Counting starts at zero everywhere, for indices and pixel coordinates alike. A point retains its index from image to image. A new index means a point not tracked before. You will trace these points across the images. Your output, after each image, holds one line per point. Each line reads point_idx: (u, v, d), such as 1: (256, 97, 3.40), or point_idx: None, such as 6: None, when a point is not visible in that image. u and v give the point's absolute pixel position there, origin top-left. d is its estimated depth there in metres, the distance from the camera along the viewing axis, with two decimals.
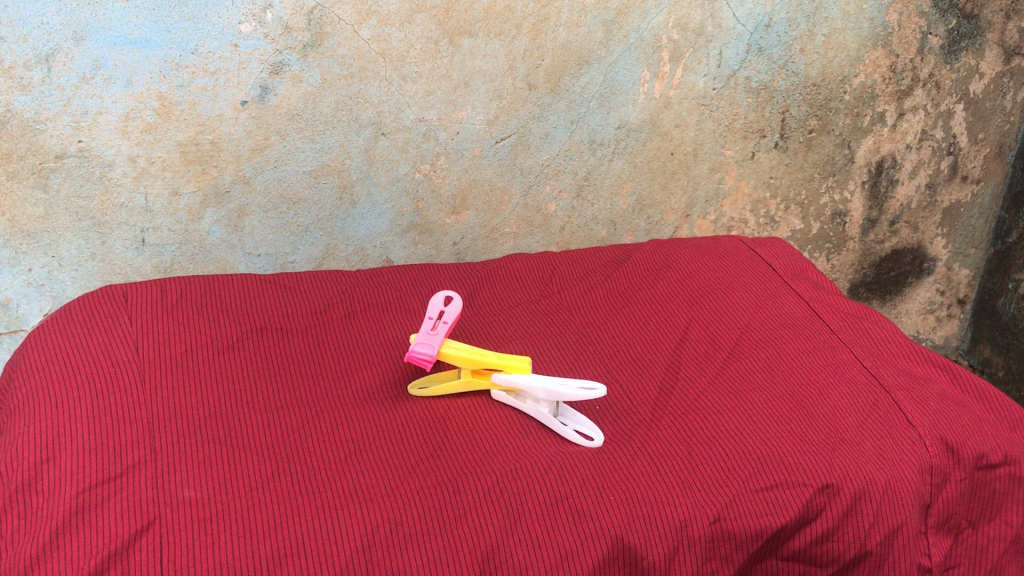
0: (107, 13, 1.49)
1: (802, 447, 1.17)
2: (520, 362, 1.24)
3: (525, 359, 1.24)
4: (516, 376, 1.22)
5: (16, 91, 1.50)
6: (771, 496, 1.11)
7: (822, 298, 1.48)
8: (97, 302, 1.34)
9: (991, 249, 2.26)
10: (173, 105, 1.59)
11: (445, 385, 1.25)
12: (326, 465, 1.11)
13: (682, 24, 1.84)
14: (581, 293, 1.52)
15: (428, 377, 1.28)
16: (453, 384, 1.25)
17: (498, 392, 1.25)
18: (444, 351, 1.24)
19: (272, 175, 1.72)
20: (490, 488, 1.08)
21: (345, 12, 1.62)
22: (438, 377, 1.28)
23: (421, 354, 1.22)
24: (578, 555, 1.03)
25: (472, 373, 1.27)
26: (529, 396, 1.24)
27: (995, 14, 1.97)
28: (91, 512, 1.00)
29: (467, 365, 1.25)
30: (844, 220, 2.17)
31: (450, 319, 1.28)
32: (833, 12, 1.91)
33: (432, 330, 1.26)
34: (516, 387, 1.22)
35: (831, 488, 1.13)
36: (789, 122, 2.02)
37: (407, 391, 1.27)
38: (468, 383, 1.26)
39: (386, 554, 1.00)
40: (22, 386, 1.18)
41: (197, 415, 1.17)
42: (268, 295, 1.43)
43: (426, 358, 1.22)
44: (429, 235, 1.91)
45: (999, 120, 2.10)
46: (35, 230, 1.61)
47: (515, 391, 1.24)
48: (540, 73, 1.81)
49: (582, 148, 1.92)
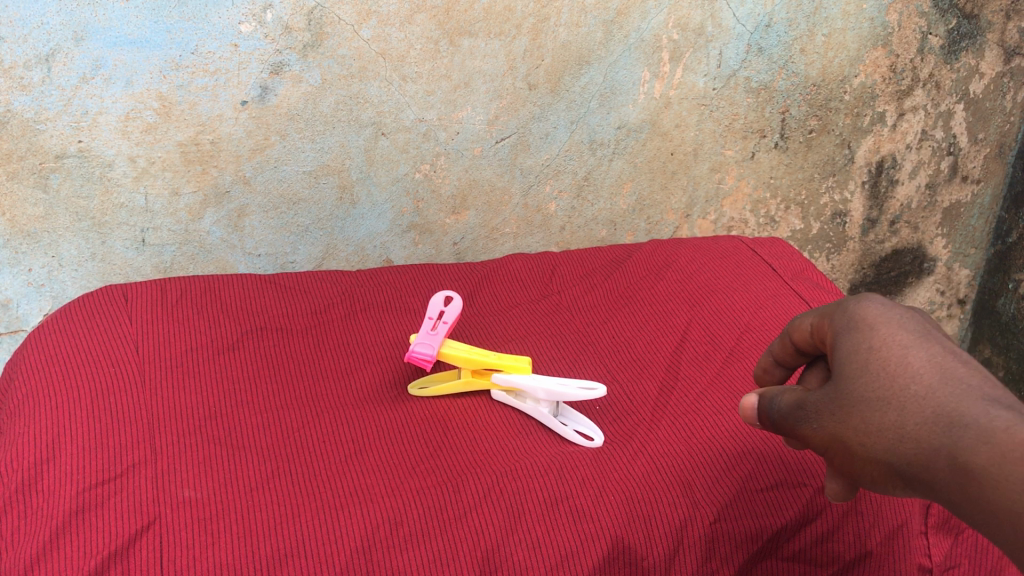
0: (107, 13, 1.49)
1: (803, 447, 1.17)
2: (520, 362, 1.24)
3: (525, 359, 1.24)
4: (516, 376, 1.22)
5: (16, 91, 1.49)
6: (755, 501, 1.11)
7: (823, 298, 1.48)
8: (98, 302, 1.34)
9: (991, 249, 2.26)
10: (173, 105, 1.59)
11: (445, 385, 1.25)
12: (326, 466, 1.10)
13: (682, 24, 1.84)
14: (581, 293, 1.52)
15: (428, 376, 1.28)
16: (453, 384, 1.25)
17: (498, 392, 1.25)
18: (444, 351, 1.24)
19: (272, 175, 1.72)
20: (491, 488, 1.08)
21: (346, 12, 1.62)
22: (438, 377, 1.28)
23: (421, 354, 1.22)
24: (578, 555, 1.03)
25: (472, 373, 1.27)
26: (529, 396, 1.24)
27: (994, 14, 1.97)
28: (90, 512, 1.00)
29: (467, 365, 1.25)
30: (844, 220, 2.17)
31: (451, 319, 1.28)
32: (834, 12, 1.91)
33: (431, 330, 1.26)
34: (516, 387, 1.22)
35: None
36: (789, 122, 2.02)
37: (407, 391, 1.27)
38: (469, 383, 1.25)
39: (385, 554, 1.00)
40: (22, 387, 1.18)
41: (196, 415, 1.17)
42: (268, 295, 1.43)
43: (426, 358, 1.22)
44: (429, 235, 1.91)
45: (999, 120, 2.10)
46: (36, 230, 1.61)
47: (515, 391, 1.24)
48: (540, 73, 1.81)
49: (582, 148, 1.92)
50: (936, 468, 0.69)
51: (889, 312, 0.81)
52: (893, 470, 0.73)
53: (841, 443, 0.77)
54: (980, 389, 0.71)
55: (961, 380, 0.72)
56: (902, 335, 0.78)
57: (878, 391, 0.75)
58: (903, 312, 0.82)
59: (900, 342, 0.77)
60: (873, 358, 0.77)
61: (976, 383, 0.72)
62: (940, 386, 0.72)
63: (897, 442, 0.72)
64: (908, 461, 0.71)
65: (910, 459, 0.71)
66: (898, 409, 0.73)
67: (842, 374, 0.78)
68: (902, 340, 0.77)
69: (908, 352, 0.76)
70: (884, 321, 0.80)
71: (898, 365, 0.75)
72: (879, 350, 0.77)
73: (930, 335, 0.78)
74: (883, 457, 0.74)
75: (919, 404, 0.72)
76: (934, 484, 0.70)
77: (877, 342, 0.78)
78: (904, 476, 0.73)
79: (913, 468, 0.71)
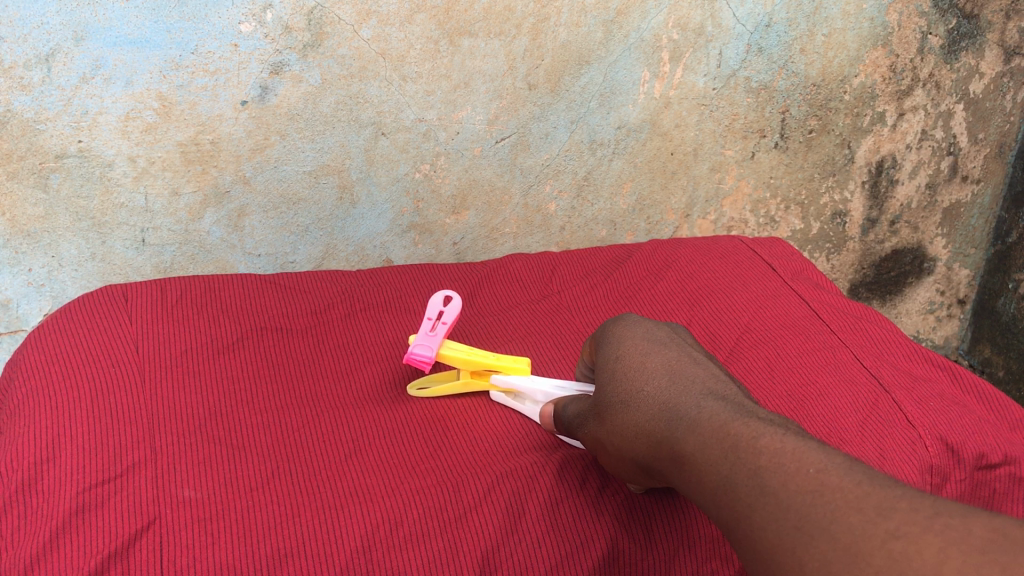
0: (107, 13, 1.49)
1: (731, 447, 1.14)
2: (519, 363, 1.26)
3: (525, 361, 1.25)
4: (516, 377, 1.24)
5: (16, 91, 1.49)
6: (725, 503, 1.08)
7: (822, 298, 1.48)
8: (98, 302, 1.33)
9: (991, 249, 2.26)
10: (173, 105, 1.59)
11: (445, 385, 1.25)
12: (326, 465, 1.11)
13: (681, 24, 1.84)
14: (581, 293, 1.52)
15: (427, 376, 1.28)
16: (453, 385, 1.25)
17: (497, 393, 1.25)
18: (442, 352, 1.25)
19: (272, 175, 1.72)
20: (490, 487, 1.08)
21: (345, 11, 1.62)
22: (437, 378, 1.28)
23: (420, 356, 1.22)
24: (577, 555, 1.04)
25: (471, 375, 1.27)
26: (527, 398, 1.24)
27: (995, 14, 1.96)
28: (91, 512, 1.00)
29: (466, 366, 1.25)
30: (844, 220, 2.18)
31: (450, 319, 1.27)
32: (834, 12, 1.91)
33: (429, 331, 1.25)
34: (516, 389, 1.24)
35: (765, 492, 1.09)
36: (789, 122, 2.02)
37: (407, 391, 1.26)
38: (469, 383, 1.26)
39: (385, 554, 1.00)
40: (22, 386, 1.18)
41: (196, 415, 1.17)
42: (267, 295, 1.43)
43: (425, 359, 1.22)
44: (429, 235, 1.91)
45: (999, 120, 2.09)
46: (35, 230, 1.61)
47: (513, 392, 1.24)
48: (540, 73, 1.81)
49: (581, 148, 1.92)
50: (661, 450, 0.87)
51: (642, 332, 1.06)
52: (637, 457, 0.93)
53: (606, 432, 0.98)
54: (691, 386, 0.92)
55: (682, 379, 0.94)
56: (644, 347, 1.02)
57: (622, 389, 0.97)
58: (654, 331, 1.06)
59: (642, 353, 1.01)
60: (620, 365, 1.01)
61: (693, 382, 0.92)
62: (663, 383, 0.94)
63: (636, 428, 0.92)
64: (645, 446, 0.89)
65: (644, 444, 0.90)
66: (633, 403, 0.94)
67: (603, 378, 1.03)
68: (642, 352, 1.01)
69: (646, 358, 0.99)
70: (634, 337, 1.05)
71: (638, 369, 0.98)
72: (622, 358, 1.02)
73: (668, 347, 1.02)
74: (631, 443, 0.93)
75: (646, 399, 0.93)
76: (665, 466, 0.86)
77: (620, 352, 1.03)
78: (641, 455, 0.92)
79: (649, 450, 0.89)
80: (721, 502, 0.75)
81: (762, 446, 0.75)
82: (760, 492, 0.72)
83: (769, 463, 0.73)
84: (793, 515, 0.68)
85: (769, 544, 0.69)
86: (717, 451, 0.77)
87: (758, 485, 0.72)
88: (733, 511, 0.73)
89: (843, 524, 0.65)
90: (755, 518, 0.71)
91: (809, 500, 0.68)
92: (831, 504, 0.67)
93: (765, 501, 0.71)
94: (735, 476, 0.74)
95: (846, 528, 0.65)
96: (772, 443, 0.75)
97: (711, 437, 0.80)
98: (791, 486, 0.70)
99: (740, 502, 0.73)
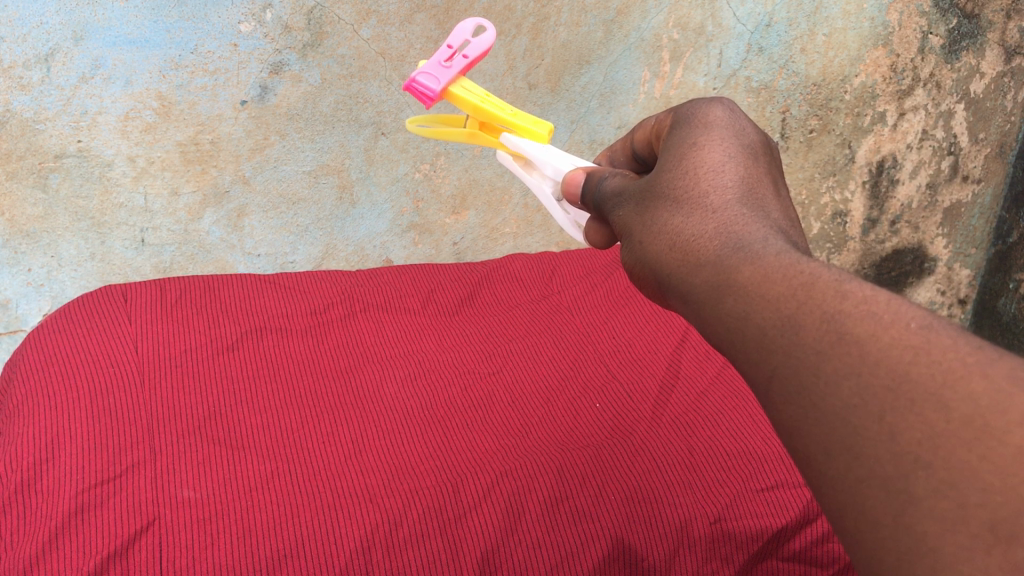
0: (107, 12, 1.49)
1: (730, 442, 1.18)
2: (538, 128, 0.95)
3: (546, 125, 0.94)
4: (527, 142, 0.95)
5: (16, 91, 1.49)
6: (725, 505, 1.10)
7: None
8: (96, 302, 1.33)
9: (992, 249, 2.22)
10: (173, 105, 1.59)
11: (443, 130, 1.00)
12: (326, 465, 1.10)
13: (682, 23, 1.85)
14: (581, 293, 1.51)
15: (432, 118, 1.04)
16: (456, 132, 1.01)
17: (505, 154, 0.99)
18: (450, 91, 0.95)
19: (272, 175, 1.72)
20: (490, 488, 1.07)
21: (346, 11, 1.62)
22: (443, 120, 1.03)
23: (421, 86, 0.92)
24: (577, 555, 1.03)
25: (480, 125, 1.00)
26: (538, 169, 0.97)
27: (995, 14, 1.95)
28: (90, 513, 1.00)
29: (475, 116, 0.97)
30: (844, 220, 2.17)
31: (474, 56, 0.94)
32: (834, 12, 1.90)
33: (444, 61, 0.94)
34: (526, 156, 0.96)
35: (768, 488, 1.13)
36: (789, 122, 2.02)
37: (408, 123, 1.06)
38: (474, 136, 1.00)
39: (386, 556, 1.00)
40: (22, 387, 1.18)
41: (195, 415, 1.16)
42: (267, 295, 1.42)
43: (425, 92, 0.92)
44: (429, 235, 1.91)
45: (999, 120, 2.07)
46: (35, 229, 1.61)
47: (523, 158, 0.97)
48: (540, 73, 1.81)
49: (582, 148, 1.91)
50: (695, 274, 0.51)
51: (735, 121, 0.61)
52: (658, 276, 0.55)
53: (622, 244, 0.61)
54: (780, 219, 0.53)
55: (770, 206, 0.54)
56: (731, 147, 0.59)
57: (683, 194, 0.56)
58: (753, 127, 0.62)
59: (724, 150, 0.58)
60: (687, 158, 0.58)
61: (778, 216, 0.53)
62: (738, 202, 0.54)
63: (676, 245, 0.54)
64: (672, 267, 0.53)
65: (671, 265, 0.54)
66: (689, 211, 0.55)
67: (658, 168, 0.60)
68: (726, 150, 0.58)
69: (726, 161, 0.57)
70: (721, 127, 0.61)
71: (715, 171, 0.56)
72: (700, 147, 0.59)
73: (763, 160, 0.59)
74: (651, 260, 0.56)
75: (708, 214, 0.54)
76: (687, 290, 0.51)
77: (702, 141, 0.60)
78: (662, 287, 0.55)
79: (674, 277, 0.53)
80: (766, 347, 0.44)
81: (849, 289, 0.43)
82: (837, 338, 0.41)
83: (855, 310, 0.41)
84: (884, 370, 0.39)
85: (842, 403, 0.40)
86: (779, 292, 0.45)
87: (830, 332, 0.41)
88: (756, 359, 0.44)
89: (961, 391, 0.37)
90: (819, 370, 0.41)
91: (907, 356, 0.39)
92: (946, 364, 0.38)
93: (834, 350, 0.41)
94: (801, 317, 0.43)
95: (966, 396, 0.36)
96: (866, 287, 0.42)
97: (780, 269, 0.46)
98: (882, 338, 0.40)
99: (799, 349, 0.42)
